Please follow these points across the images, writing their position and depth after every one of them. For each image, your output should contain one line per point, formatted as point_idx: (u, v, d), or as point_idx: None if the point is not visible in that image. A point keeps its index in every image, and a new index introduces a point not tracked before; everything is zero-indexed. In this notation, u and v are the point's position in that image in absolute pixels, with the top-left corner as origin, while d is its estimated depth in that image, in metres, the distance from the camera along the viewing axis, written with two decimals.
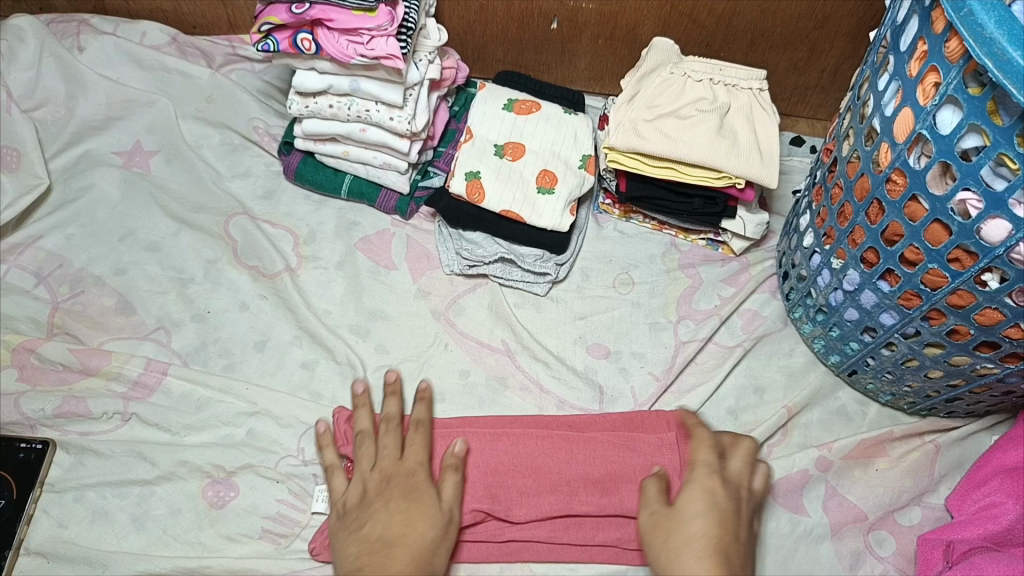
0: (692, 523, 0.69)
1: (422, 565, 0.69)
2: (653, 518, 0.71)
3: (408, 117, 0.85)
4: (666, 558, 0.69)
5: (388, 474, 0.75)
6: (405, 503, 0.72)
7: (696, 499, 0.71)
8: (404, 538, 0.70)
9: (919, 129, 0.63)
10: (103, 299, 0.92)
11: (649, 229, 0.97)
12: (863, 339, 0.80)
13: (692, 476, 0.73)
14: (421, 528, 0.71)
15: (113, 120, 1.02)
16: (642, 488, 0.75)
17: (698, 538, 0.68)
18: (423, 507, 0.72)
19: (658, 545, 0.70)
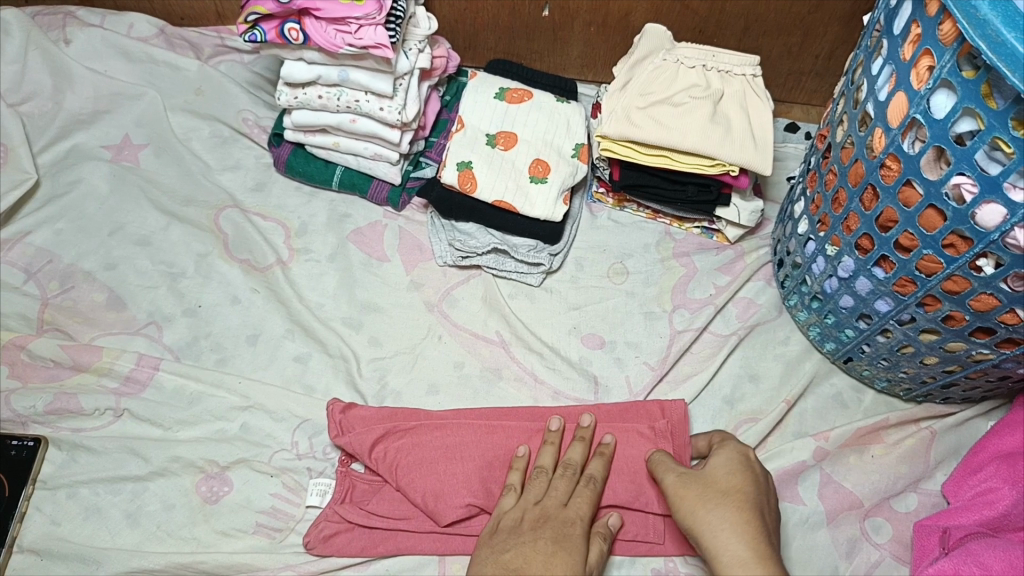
0: (723, 479, 0.70)
1: None
2: (680, 478, 0.71)
3: (398, 107, 0.84)
4: (700, 507, 0.68)
5: (545, 514, 0.71)
6: (551, 555, 0.66)
7: (723, 462, 0.72)
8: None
9: (913, 113, 0.62)
10: (94, 295, 0.92)
11: (643, 217, 0.97)
12: (857, 326, 0.80)
13: (718, 448, 0.75)
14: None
15: (101, 113, 1.01)
16: (663, 458, 0.75)
17: (731, 490, 0.68)
18: (570, 559, 0.67)
19: (688, 499, 0.69)
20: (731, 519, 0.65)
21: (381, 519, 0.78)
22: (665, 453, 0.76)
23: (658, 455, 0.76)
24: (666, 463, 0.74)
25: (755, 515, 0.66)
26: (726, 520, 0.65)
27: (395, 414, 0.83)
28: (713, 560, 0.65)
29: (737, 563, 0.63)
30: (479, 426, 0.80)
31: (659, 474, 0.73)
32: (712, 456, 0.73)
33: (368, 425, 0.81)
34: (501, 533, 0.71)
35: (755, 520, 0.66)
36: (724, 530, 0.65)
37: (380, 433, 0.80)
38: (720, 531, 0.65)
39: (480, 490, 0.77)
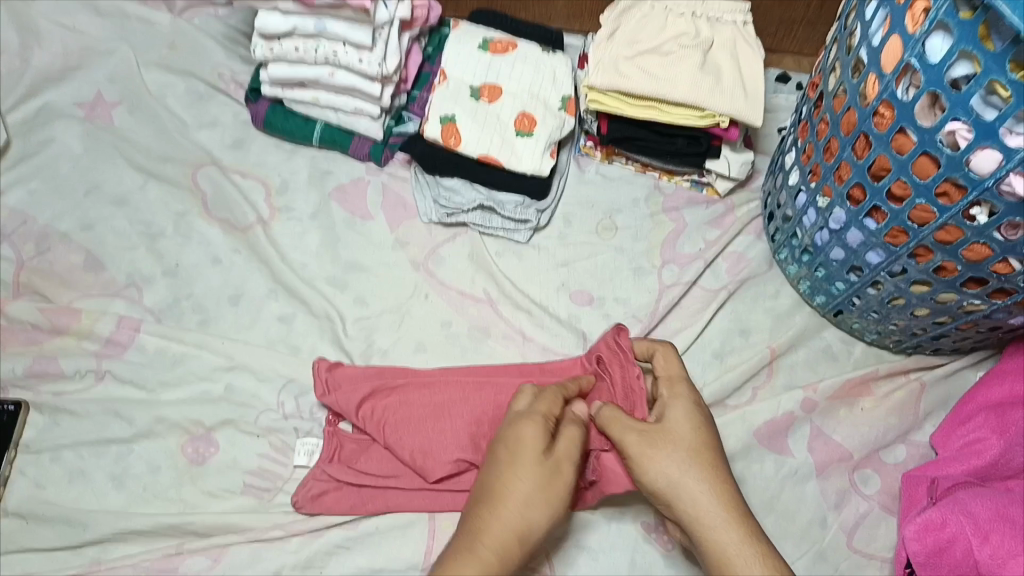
0: (688, 433, 0.66)
1: (515, 526, 0.62)
2: (642, 436, 0.66)
3: (378, 59, 0.82)
4: (676, 470, 0.64)
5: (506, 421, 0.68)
6: (511, 463, 0.64)
7: (682, 413, 0.68)
8: (506, 492, 0.63)
9: (907, 58, 0.60)
10: (71, 257, 0.90)
11: (632, 171, 0.95)
12: (848, 278, 0.79)
13: (666, 393, 0.70)
14: (521, 492, 0.63)
15: (72, 69, 0.98)
16: (613, 413, 0.68)
17: (701, 443, 0.66)
18: (526, 458, 0.64)
19: (659, 461, 0.64)
20: (706, 478, 0.64)
21: (370, 478, 0.78)
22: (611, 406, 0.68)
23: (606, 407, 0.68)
24: (615, 419, 0.67)
25: (723, 469, 0.66)
26: (703, 480, 0.64)
27: (383, 371, 0.82)
28: (689, 523, 0.64)
29: (720, 525, 0.63)
30: (467, 383, 0.80)
31: (615, 432, 0.66)
32: (666, 406, 0.69)
33: (355, 383, 0.80)
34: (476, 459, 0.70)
35: (725, 476, 0.65)
36: (703, 491, 0.64)
37: (367, 392, 0.80)
38: (700, 496, 0.64)
39: (469, 445, 0.76)
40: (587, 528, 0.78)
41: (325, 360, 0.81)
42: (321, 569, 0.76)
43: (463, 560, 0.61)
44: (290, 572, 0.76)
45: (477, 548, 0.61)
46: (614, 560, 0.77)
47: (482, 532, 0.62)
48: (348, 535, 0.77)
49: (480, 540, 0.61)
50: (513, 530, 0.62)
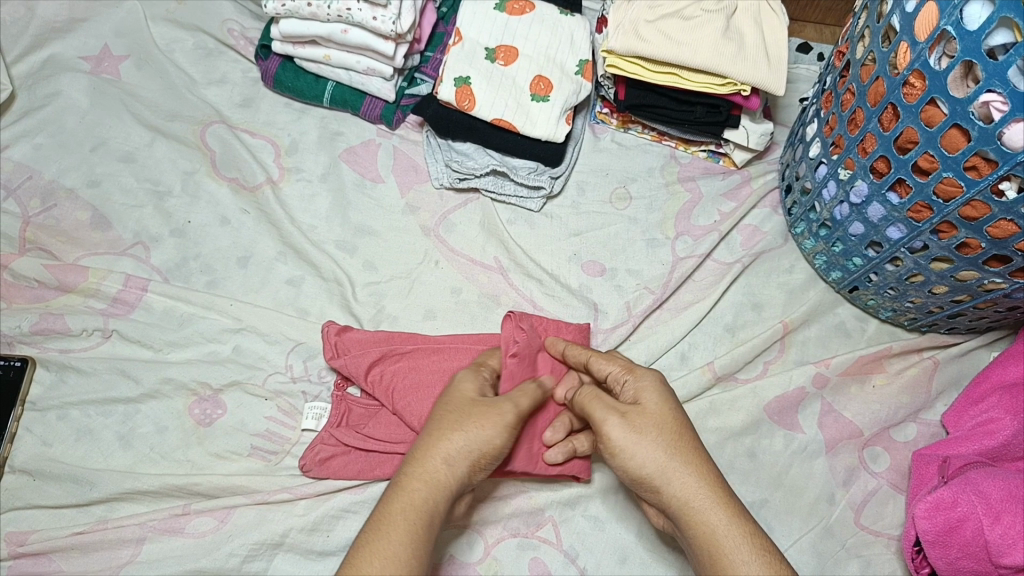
0: (664, 414, 0.62)
1: (439, 448, 0.60)
2: (624, 419, 0.62)
3: (393, 17, 0.79)
4: (662, 454, 0.60)
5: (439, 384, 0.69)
6: (446, 403, 0.63)
7: (656, 394, 0.63)
8: (435, 422, 0.62)
9: (944, 25, 0.58)
10: (78, 213, 0.89)
11: (648, 139, 0.93)
12: (866, 254, 0.78)
13: (632, 377, 0.65)
14: (451, 420, 0.61)
15: (79, 22, 0.96)
16: (591, 392, 0.65)
17: (676, 423, 0.62)
18: (456, 396, 0.64)
19: (641, 443, 0.60)
20: (690, 461, 0.60)
21: (378, 443, 0.76)
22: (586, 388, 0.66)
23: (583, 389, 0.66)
24: (595, 402, 0.64)
25: (703, 451, 0.62)
26: (687, 462, 0.60)
27: (392, 336, 0.80)
28: (676, 507, 0.60)
29: (708, 507, 0.59)
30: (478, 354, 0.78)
31: (598, 411, 0.63)
32: (639, 389, 0.64)
33: (363, 347, 0.79)
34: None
35: (708, 459, 0.61)
36: (689, 474, 0.60)
37: (375, 356, 0.78)
38: (686, 479, 0.59)
39: None
40: (593, 500, 0.77)
41: (334, 324, 0.80)
42: (327, 532, 0.76)
43: (393, 491, 0.59)
44: (296, 535, 0.76)
45: (407, 479, 0.59)
46: (619, 533, 0.76)
47: (411, 463, 0.60)
48: (355, 499, 0.76)
49: (409, 469, 0.60)
50: (439, 454, 0.60)
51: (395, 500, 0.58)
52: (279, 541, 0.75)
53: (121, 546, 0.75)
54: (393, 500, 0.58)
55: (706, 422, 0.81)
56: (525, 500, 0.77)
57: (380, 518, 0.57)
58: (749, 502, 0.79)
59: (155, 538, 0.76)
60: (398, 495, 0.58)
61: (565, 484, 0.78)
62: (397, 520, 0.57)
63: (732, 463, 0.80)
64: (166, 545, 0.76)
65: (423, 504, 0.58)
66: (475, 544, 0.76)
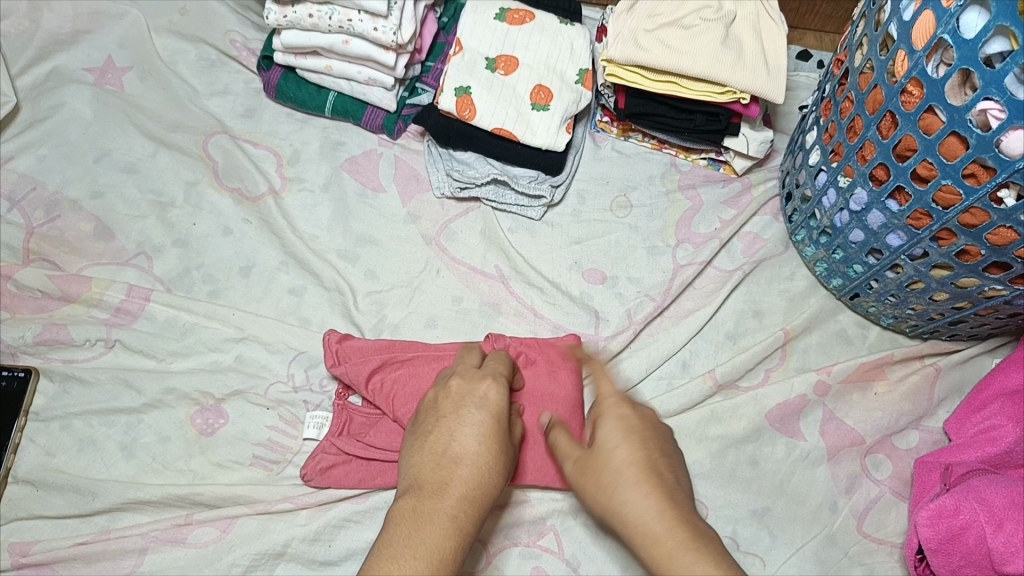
0: (610, 452, 0.59)
1: (487, 488, 0.61)
2: (576, 463, 0.62)
3: (393, 28, 0.80)
4: (602, 496, 0.58)
5: (455, 391, 0.66)
6: (486, 428, 0.63)
7: (606, 426, 0.61)
8: (489, 458, 0.62)
9: (941, 34, 0.59)
10: (81, 224, 0.89)
11: (648, 147, 0.93)
12: (867, 261, 0.77)
13: (597, 407, 0.64)
14: (498, 457, 0.62)
15: (82, 34, 0.97)
16: (561, 433, 0.66)
17: (619, 457, 0.58)
18: (498, 425, 0.64)
19: (588, 488, 0.60)
20: (637, 496, 0.56)
21: (379, 452, 0.77)
22: (564, 429, 0.66)
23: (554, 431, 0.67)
24: (564, 445, 0.65)
25: (651, 478, 0.57)
26: (627, 495, 0.56)
27: (393, 344, 0.80)
28: (631, 541, 0.57)
29: (654, 543, 0.55)
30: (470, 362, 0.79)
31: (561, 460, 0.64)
32: (596, 422, 0.63)
33: (364, 355, 0.79)
34: (421, 418, 0.67)
35: (654, 487, 0.57)
36: (631, 508, 0.56)
37: (377, 363, 0.78)
38: (628, 517, 0.56)
39: None
40: None
41: (334, 333, 0.80)
42: (329, 542, 0.76)
43: (445, 520, 0.58)
44: (298, 545, 0.76)
45: (457, 513, 0.59)
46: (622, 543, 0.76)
47: (460, 496, 0.60)
48: (357, 508, 0.76)
49: (461, 506, 0.59)
50: (485, 492, 0.61)
51: (446, 536, 0.57)
52: (281, 550, 0.75)
53: (124, 556, 0.75)
54: (446, 528, 0.58)
55: (707, 430, 0.81)
56: (526, 509, 0.77)
57: (428, 546, 0.56)
58: (751, 510, 0.79)
59: (158, 548, 0.76)
60: (452, 533, 0.58)
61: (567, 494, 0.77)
62: (449, 551, 0.57)
63: (734, 472, 0.80)
64: (168, 555, 0.76)
65: (465, 540, 0.59)
66: (480, 555, 0.76)
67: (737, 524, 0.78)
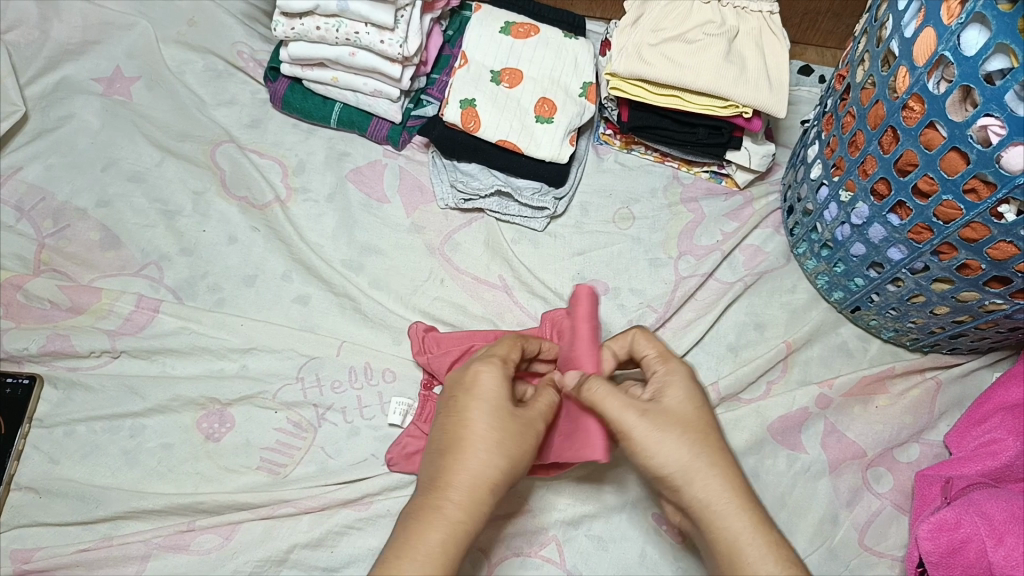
0: (689, 412, 0.61)
1: (483, 479, 0.60)
2: (647, 415, 0.59)
3: (400, 40, 0.81)
4: (687, 450, 0.59)
5: (457, 380, 0.65)
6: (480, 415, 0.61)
7: (681, 387, 0.62)
8: (478, 444, 0.60)
9: (941, 50, 0.59)
10: (89, 233, 0.90)
11: (650, 160, 0.94)
12: (868, 275, 0.78)
13: (661, 370, 0.64)
14: (490, 441, 0.60)
15: (91, 44, 0.98)
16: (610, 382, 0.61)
17: (702, 419, 0.61)
18: (493, 410, 0.61)
19: (665, 441, 0.59)
20: (717, 462, 0.59)
21: None
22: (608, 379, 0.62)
23: (593, 384, 0.61)
24: (617, 396, 0.60)
25: (726, 449, 0.60)
26: (713, 459, 0.59)
27: (473, 336, 0.80)
28: (701, 502, 0.59)
29: (731, 510, 0.58)
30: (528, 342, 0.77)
31: (615, 409, 0.60)
32: (664, 385, 0.63)
33: (446, 346, 0.80)
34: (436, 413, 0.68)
35: (728, 455, 0.60)
36: (715, 473, 0.59)
37: (457, 355, 0.78)
38: (711, 478, 0.58)
39: None
40: (597, 519, 0.77)
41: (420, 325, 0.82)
42: (332, 549, 0.76)
43: (433, 516, 0.59)
44: (300, 551, 0.76)
45: (441, 509, 0.59)
46: (624, 551, 0.76)
47: (446, 490, 0.59)
48: (359, 515, 0.77)
49: (448, 497, 0.59)
50: (477, 482, 0.59)
51: (432, 529, 0.58)
52: (284, 556, 0.76)
53: (127, 563, 0.76)
54: (444, 530, 0.59)
55: None
56: (529, 520, 0.77)
57: (421, 546, 0.58)
58: None
59: (160, 555, 0.76)
60: (441, 527, 0.58)
61: (571, 503, 0.78)
62: (437, 545, 0.58)
63: None
64: (170, 562, 0.76)
65: (461, 533, 0.59)
66: (480, 563, 0.75)
67: None
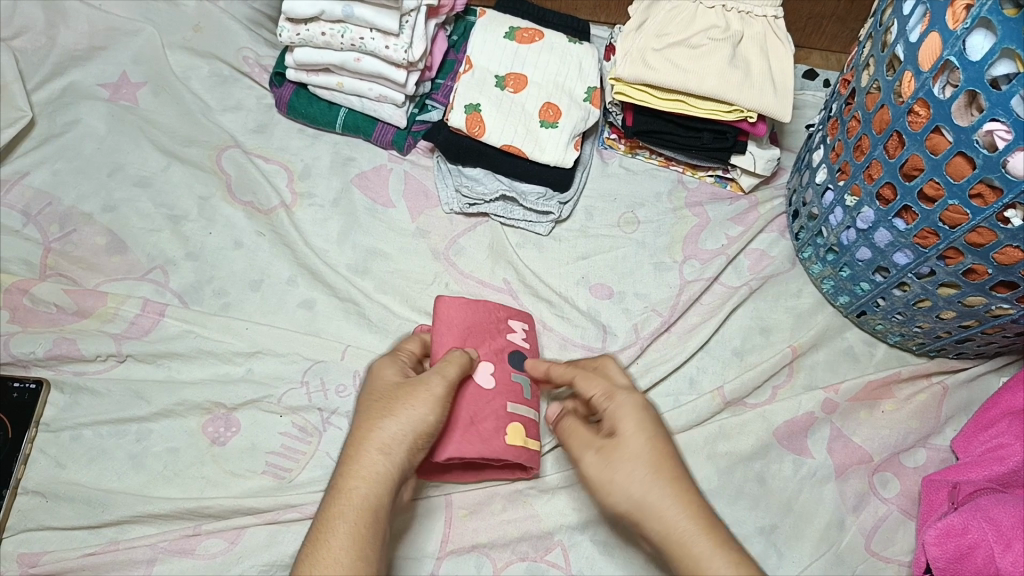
0: (639, 445, 0.58)
1: (377, 443, 0.58)
2: (598, 455, 0.59)
3: (405, 45, 0.81)
4: (637, 487, 0.56)
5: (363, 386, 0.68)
6: (373, 403, 0.61)
7: (630, 420, 0.59)
8: (368, 416, 0.60)
9: (947, 55, 0.59)
10: (95, 238, 0.90)
11: (655, 165, 0.94)
12: (874, 279, 0.78)
13: (609, 407, 0.61)
14: (381, 408, 0.60)
15: (98, 50, 0.98)
16: (574, 423, 0.63)
17: (649, 450, 0.57)
18: (381, 387, 0.62)
19: (614, 479, 0.57)
20: (671, 494, 0.56)
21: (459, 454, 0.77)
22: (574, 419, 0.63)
23: (563, 425, 0.64)
24: (579, 437, 0.62)
25: (682, 476, 0.57)
26: (663, 492, 0.56)
27: None
28: (661, 536, 0.56)
29: (686, 542, 0.55)
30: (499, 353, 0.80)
31: (576, 450, 0.61)
32: (613, 420, 0.60)
33: None
34: None
35: (687, 483, 0.57)
36: (666, 506, 0.55)
37: None
38: (663, 513, 0.55)
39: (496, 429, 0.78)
40: (602, 524, 0.77)
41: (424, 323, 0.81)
42: None
43: (334, 492, 0.57)
44: None
45: (344, 480, 0.57)
46: (630, 556, 0.76)
47: (347, 464, 0.58)
48: None
49: (347, 470, 0.58)
50: (374, 447, 0.58)
51: (336, 503, 0.56)
52: (288, 561, 0.75)
53: (133, 567, 0.76)
54: (356, 520, 0.56)
55: (715, 447, 0.81)
56: (533, 524, 0.77)
57: (327, 522, 0.56)
58: (758, 527, 0.78)
59: (166, 559, 0.76)
60: (343, 499, 0.57)
61: (576, 507, 0.78)
62: (341, 513, 0.56)
63: (742, 489, 0.80)
64: (176, 566, 0.76)
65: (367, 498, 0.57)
66: (484, 565, 0.76)
67: (745, 541, 0.78)
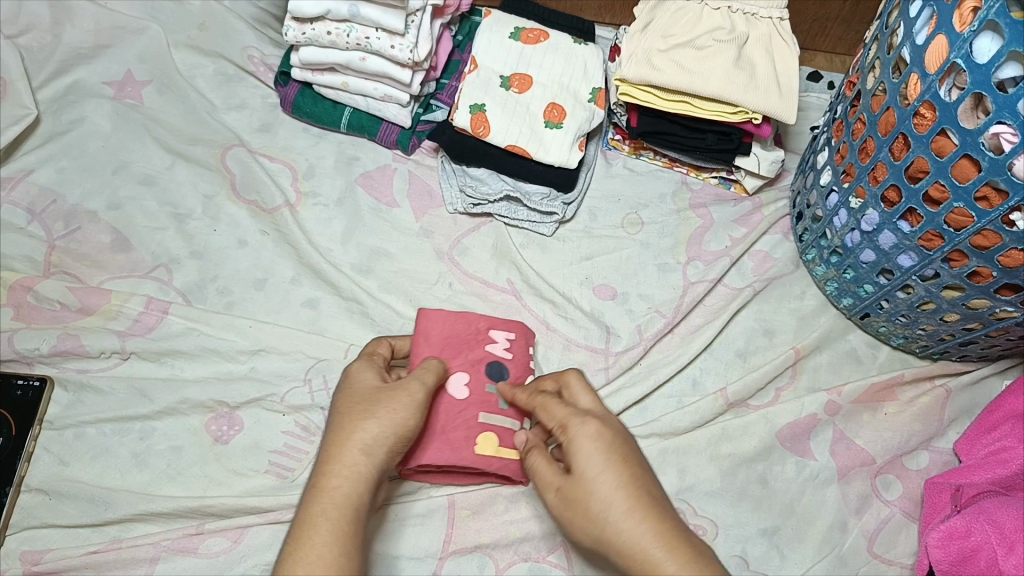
0: (591, 481, 0.54)
1: (359, 440, 0.58)
2: (557, 496, 0.56)
3: (410, 45, 0.81)
4: (596, 526, 0.54)
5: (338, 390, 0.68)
6: (353, 404, 0.61)
7: (581, 453, 0.56)
8: (349, 415, 0.60)
9: (954, 58, 0.59)
10: (99, 236, 0.90)
11: (659, 166, 0.94)
12: (877, 281, 0.78)
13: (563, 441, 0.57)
14: (362, 409, 0.60)
15: (103, 48, 0.98)
16: (538, 460, 0.60)
17: (602, 484, 0.54)
18: (360, 390, 0.63)
19: (576, 520, 0.55)
20: (630, 526, 0.53)
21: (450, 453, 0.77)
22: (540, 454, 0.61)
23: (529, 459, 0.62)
24: (543, 475, 0.59)
25: (640, 502, 0.53)
26: (621, 528, 0.53)
27: None
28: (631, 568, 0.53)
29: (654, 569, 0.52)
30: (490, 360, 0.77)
31: (542, 489, 0.59)
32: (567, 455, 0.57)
33: None
34: None
35: (644, 510, 0.53)
36: (626, 540, 0.52)
37: None
38: (626, 547, 0.53)
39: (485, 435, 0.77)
40: None
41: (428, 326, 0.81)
42: None
43: (314, 491, 0.57)
44: None
45: (324, 479, 0.57)
46: None
47: (327, 463, 0.58)
48: None
49: (327, 468, 0.57)
50: (356, 446, 0.58)
51: (315, 502, 0.56)
52: None
53: (136, 565, 0.76)
54: (339, 518, 0.55)
55: (719, 448, 0.81)
56: (536, 524, 0.77)
57: (306, 522, 0.55)
58: (761, 528, 0.78)
59: (169, 558, 0.76)
60: (322, 497, 0.56)
61: None
62: (321, 510, 0.55)
63: (745, 490, 0.80)
64: (178, 564, 0.76)
65: (350, 494, 0.56)
66: (486, 564, 0.76)
67: (748, 543, 0.78)
